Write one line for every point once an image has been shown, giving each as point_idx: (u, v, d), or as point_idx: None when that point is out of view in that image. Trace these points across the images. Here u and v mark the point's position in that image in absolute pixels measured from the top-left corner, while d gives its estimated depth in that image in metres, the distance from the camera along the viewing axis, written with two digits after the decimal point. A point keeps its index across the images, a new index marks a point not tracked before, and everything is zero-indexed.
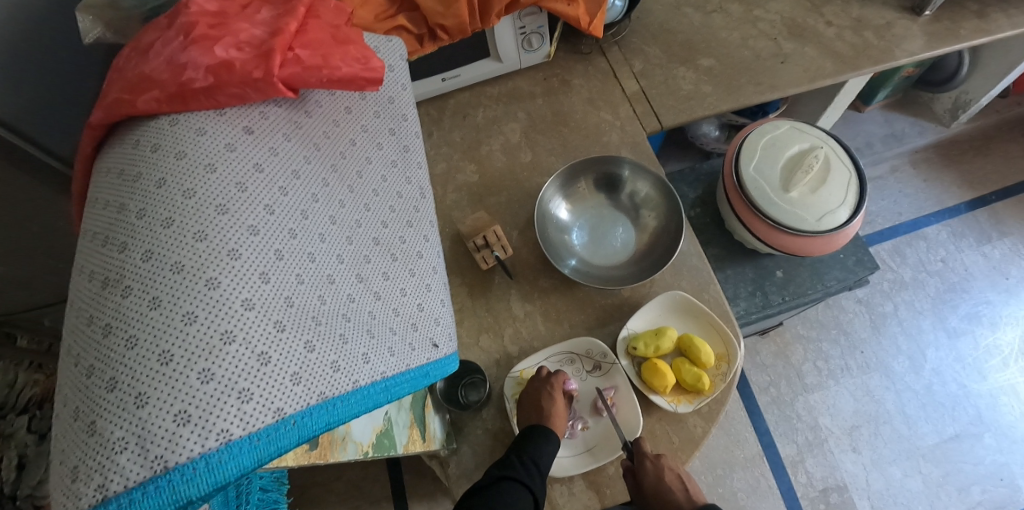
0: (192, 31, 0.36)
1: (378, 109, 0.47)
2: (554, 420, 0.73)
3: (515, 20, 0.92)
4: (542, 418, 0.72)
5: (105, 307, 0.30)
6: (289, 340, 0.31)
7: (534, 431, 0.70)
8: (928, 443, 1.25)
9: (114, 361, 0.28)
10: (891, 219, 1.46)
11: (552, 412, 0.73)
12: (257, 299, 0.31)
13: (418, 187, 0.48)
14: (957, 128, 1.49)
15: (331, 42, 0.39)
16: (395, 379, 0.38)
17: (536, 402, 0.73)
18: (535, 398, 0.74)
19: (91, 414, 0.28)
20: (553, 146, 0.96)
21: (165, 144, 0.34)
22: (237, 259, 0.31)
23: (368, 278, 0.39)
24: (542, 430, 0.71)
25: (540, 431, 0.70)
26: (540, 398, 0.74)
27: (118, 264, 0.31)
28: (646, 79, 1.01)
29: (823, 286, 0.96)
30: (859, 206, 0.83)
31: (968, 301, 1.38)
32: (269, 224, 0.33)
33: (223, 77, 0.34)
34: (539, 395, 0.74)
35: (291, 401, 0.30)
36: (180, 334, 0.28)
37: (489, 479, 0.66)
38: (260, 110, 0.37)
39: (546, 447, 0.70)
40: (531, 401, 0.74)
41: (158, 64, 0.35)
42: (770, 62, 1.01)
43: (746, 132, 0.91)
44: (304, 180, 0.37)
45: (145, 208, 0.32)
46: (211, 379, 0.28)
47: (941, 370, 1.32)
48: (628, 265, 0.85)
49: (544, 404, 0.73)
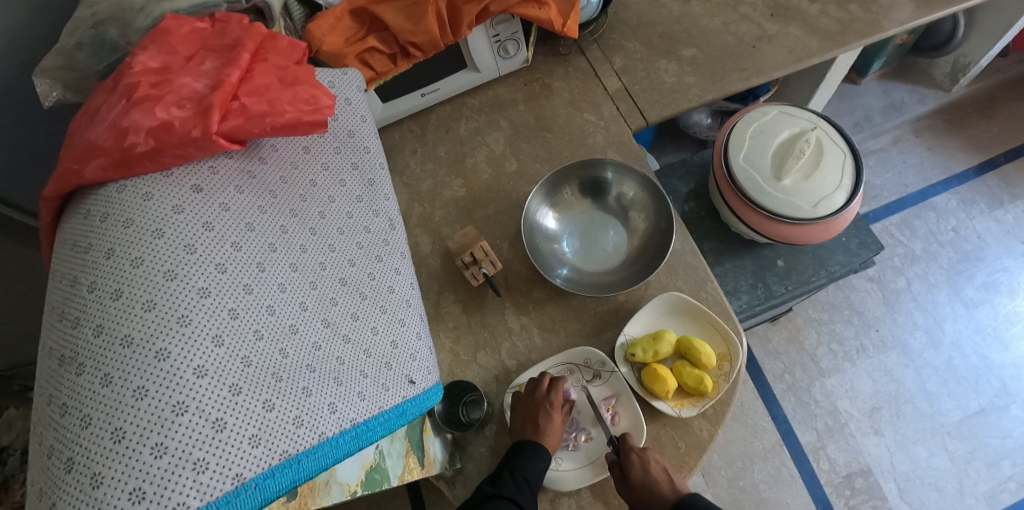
0: (134, 92, 0.36)
1: (338, 145, 0.47)
2: (548, 437, 0.70)
3: (488, 29, 0.91)
4: (534, 435, 0.70)
5: (61, 386, 0.30)
6: (246, 402, 0.31)
7: (523, 447, 0.69)
8: (953, 419, 1.22)
9: (70, 442, 0.28)
10: (896, 191, 1.42)
11: (546, 429, 0.71)
12: (210, 365, 0.30)
13: (387, 219, 0.48)
14: (958, 92, 1.44)
15: (279, 85, 0.38)
16: (366, 423, 0.37)
17: (530, 417, 0.72)
18: (530, 413, 0.72)
19: (52, 498, 0.28)
20: (538, 152, 0.95)
21: (113, 212, 0.34)
22: (187, 325, 0.30)
23: (335, 322, 0.39)
24: (534, 446, 0.69)
25: (531, 449, 0.69)
26: (534, 413, 0.72)
27: (72, 341, 0.31)
28: (628, 76, 0.99)
29: (827, 272, 0.93)
30: (856, 188, 0.81)
31: (983, 270, 1.33)
32: (222, 284, 0.33)
33: (164, 138, 0.33)
34: (534, 410, 0.72)
35: (251, 464, 0.30)
36: (131, 410, 0.28)
37: (480, 497, 0.66)
38: (208, 165, 0.37)
39: (537, 463, 0.68)
40: (526, 415, 0.72)
41: (103, 130, 0.34)
42: (753, 46, 0.98)
43: (733, 121, 0.88)
44: (259, 231, 0.37)
45: (95, 281, 0.32)
46: (164, 453, 0.27)
47: (960, 343, 1.28)
48: (621, 269, 0.83)
49: (539, 420, 0.71)
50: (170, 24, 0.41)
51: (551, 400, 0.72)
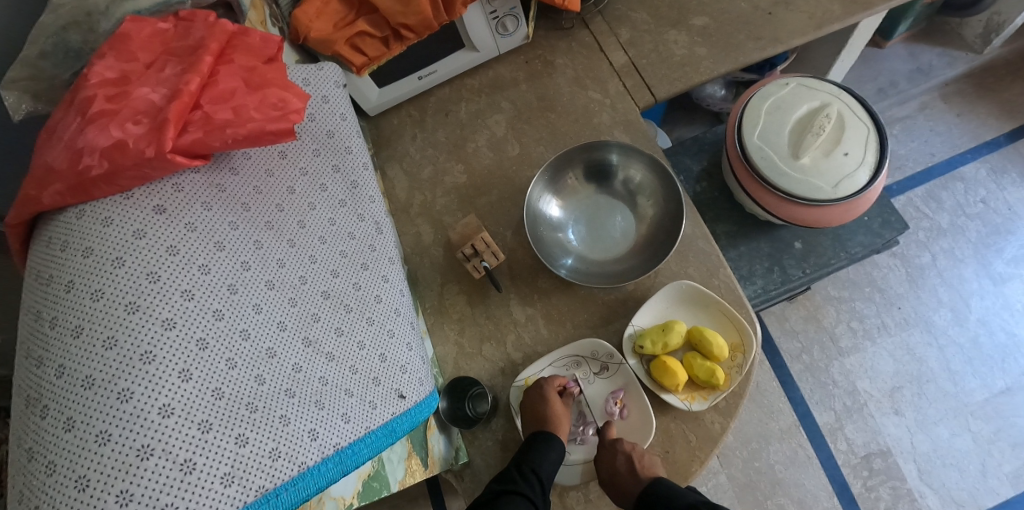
0: (89, 108, 0.33)
1: (317, 147, 0.44)
2: (561, 426, 0.70)
3: (485, 4, 0.86)
4: (545, 424, 0.69)
5: (27, 429, 0.28)
6: (218, 439, 0.29)
7: (535, 438, 0.68)
8: (977, 399, 1.18)
9: (35, 490, 0.27)
10: (923, 161, 1.35)
11: (553, 418, 0.70)
12: (177, 403, 0.28)
13: (372, 223, 0.45)
14: (991, 53, 1.35)
15: (245, 90, 0.36)
16: (352, 447, 0.35)
17: (532, 408, 0.71)
18: (534, 405, 0.71)
19: None
20: (541, 134, 0.91)
21: (73, 240, 0.32)
22: (151, 361, 0.29)
23: (317, 340, 0.37)
24: (545, 437, 0.68)
25: (543, 439, 0.68)
26: (536, 403, 0.71)
27: (36, 381, 0.29)
28: (634, 49, 0.94)
29: (847, 254, 0.89)
30: (880, 165, 0.76)
31: (1014, 243, 1.27)
32: (189, 312, 0.31)
33: (117, 160, 0.31)
34: (535, 400, 0.71)
35: (225, 505, 0.28)
36: (94, 457, 0.26)
37: (491, 494, 0.65)
38: (173, 181, 0.34)
39: (551, 452, 0.67)
40: (528, 407, 0.71)
41: (59, 151, 0.32)
42: (770, 13, 0.92)
43: (747, 97, 0.83)
44: (231, 250, 0.35)
45: (56, 315, 0.30)
46: (129, 501, 0.26)
47: (987, 320, 1.23)
48: (629, 257, 0.80)
49: (542, 409, 0.70)
50: (129, 27, 0.38)
51: (550, 388, 0.71)
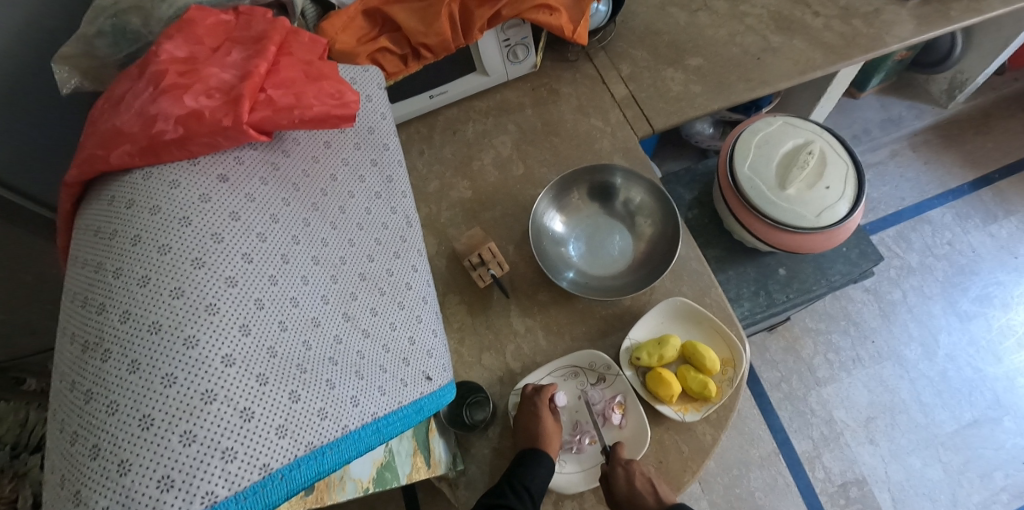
0: (161, 80, 0.36)
1: (358, 141, 0.48)
2: (548, 441, 0.72)
3: (499, 33, 0.92)
4: (535, 441, 0.71)
5: (85, 372, 0.30)
6: (272, 392, 0.32)
7: (525, 455, 0.70)
8: (947, 431, 1.23)
9: (96, 427, 0.29)
10: (893, 204, 1.44)
11: (542, 433, 0.71)
12: (237, 354, 0.31)
13: (404, 216, 0.49)
14: (954, 109, 1.47)
15: (304, 79, 0.39)
16: (387, 418, 0.37)
17: (523, 422, 0.73)
18: (525, 420, 0.73)
19: (76, 484, 0.28)
20: (545, 156, 0.95)
21: (140, 199, 0.35)
22: (215, 314, 0.31)
23: (355, 316, 0.39)
24: (534, 453, 0.70)
25: (531, 455, 0.70)
26: (528, 420, 0.72)
27: (97, 326, 0.31)
28: (634, 83, 1.00)
29: (828, 281, 0.94)
30: (858, 199, 0.82)
31: (978, 283, 1.35)
32: (248, 274, 0.34)
33: (193, 127, 0.34)
34: (528, 416, 0.73)
35: (278, 455, 0.31)
36: (159, 397, 0.29)
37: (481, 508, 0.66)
38: (234, 156, 0.38)
39: (540, 470, 0.69)
40: (522, 421, 0.73)
41: (129, 117, 0.35)
42: (759, 58, 1.00)
43: (739, 130, 0.89)
44: (283, 224, 0.38)
45: (122, 267, 0.32)
46: (193, 441, 0.28)
47: (954, 355, 1.30)
48: (627, 273, 0.84)
49: (532, 426, 0.72)
50: (195, 15, 0.42)
51: (541, 402, 0.73)
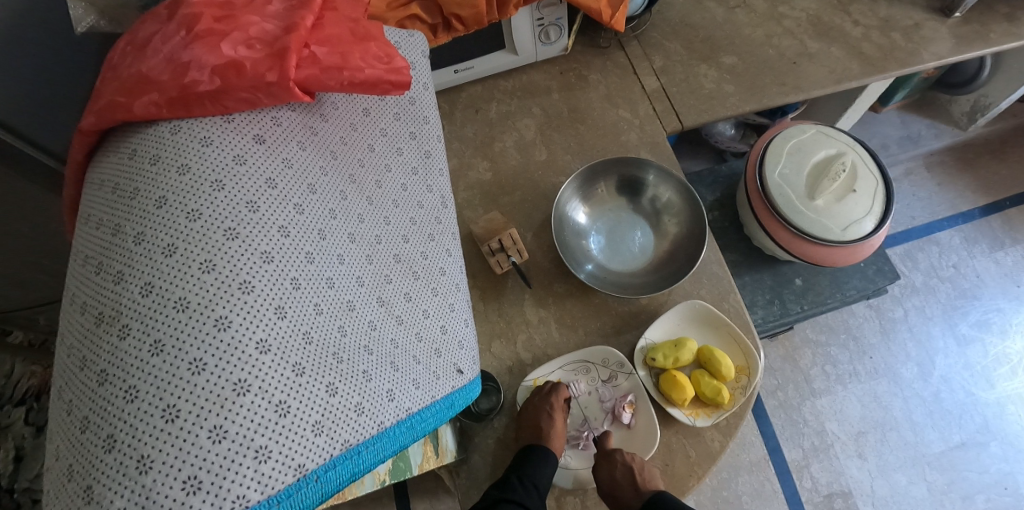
0: (195, 24, 0.33)
1: (398, 111, 0.45)
2: (554, 441, 0.71)
3: (533, 11, 0.88)
4: (541, 439, 0.70)
5: (99, 349, 0.27)
6: (309, 384, 0.29)
7: (530, 451, 0.69)
8: (934, 451, 1.25)
9: (112, 415, 0.26)
10: (902, 222, 1.44)
11: (550, 433, 0.71)
12: (272, 340, 0.28)
13: (439, 196, 0.46)
14: (973, 132, 1.46)
15: (351, 39, 0.36)
16: (420, 414, 0.35)
17: (533, 418, 0.71)
18: (535, 417, 0.71)
19: (87, 477, 0.25)
20: (569, 144, 0.92)
21: (166, 156, 0.31)
22: (250, 293, 0.28)
23: (389, 301, 0.37)
24: (541, 451, 0.69)
25: (538, 453, 0.69)
26: (536, 418, 0.71)
27: (113, 298, 0.28)
28: (666, 76, 0.97)
29: (842, 296, 0.93)
30: (885, 216, 0.80)
31: (978, 308, 1.36)
32: (285, 249, 0.31)
33: (231, 80, 0.31)
34: (539, 412, 0.71)
35: (313, 454, 0.28)
36: (186, 386, 0.26)
37: (489, 501, 0.66)
38: (272, 116, 0.35)
39: (546, 468, 0.69)
40: (528, 419, 0.71)
41: (158, 63, 0.32)
42: (795, 62, 0.97)
43: (771, 135, 0.87)
44: (321, 196, 0.35)
45: (143, 232, 0.29)
46: (223, 439, 0.26)
47: (949, 377, 1.31)
48: (646, 272, 0.82)
49: (542, 425, 0.70)
50: None
51: (555, 400, 0.72)
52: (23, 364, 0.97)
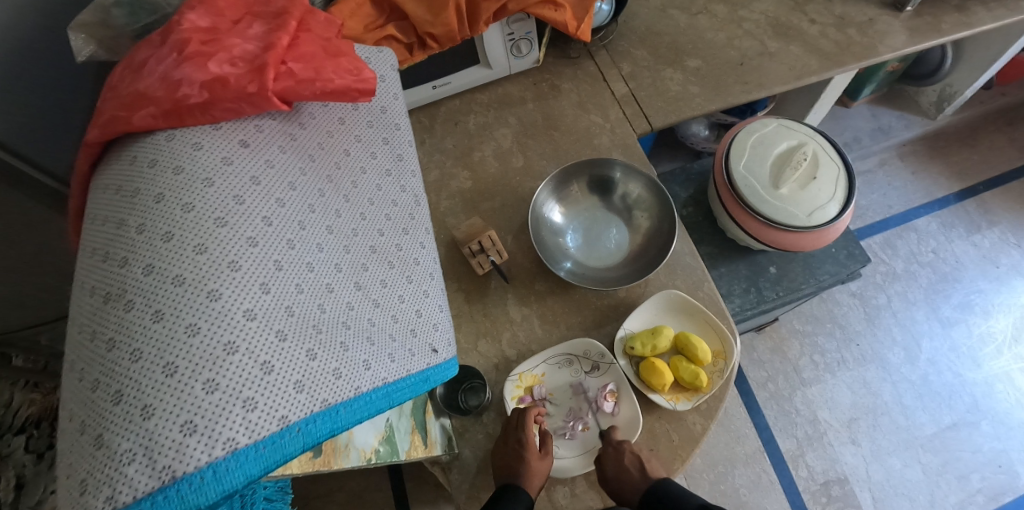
0: (184, 47, 0.37)
1: (371, 119, 0.49)
2: (532, 479, 0.68)
3: (503, 27, 0.93)
4: (515, 479, 0.68)
5: (107, 322, 0.30)
6: (292, 348, 0.32)
7: (502, 493, 0.67)
8: (927, 433, 1.26)
9: (119, 374, 0.29)
10: (881, 212, 1.48)
11: (526, 473, 0.68)
12: (258, 310, 0.32)
13: (413, 195, 0.50)
14: (942, 121, 1.51)
15: (323, 55, 0.40)
16: (396, 384, 0.38)
17: (507, 460, 0.69)
18: (507, 457, 0.69)
19: (98, 427, 0.28)
20: (545, 150, 0.96)
21: (162, 158, 0.35)
22: (237, 270, 0.32)
23: (366, 286, 0.40)
24: (515, 490, 0.67)
25: (511, 493, 0.66)
26: (511, 460, 0.69)
27: (119, 279, 0.31)
28: (634, 82, 1.02)
29: (817, 280, 0.97)
30: (848, 200, 0.84)
31: (960, 291, 1.39)
32: (268, 235, 0.34)
33: (218, 92, 0.35)
34: (513, 453, 0.70)
35: (296, 408, 0.31)
36: (184, 346, 0.29)
37: None
38: (254, 124, 0.39)
39: (514, 505, 0.66)
40: (502, 462, 0.70)
41: (153, 81, 0.36)
42: (756, 62, 1.02)
43: (735, 131, 0.91)
44: (300, 192, 0.39)
45: (144, 222, 0.33)
46: (216, 390, 0.29)
47: (936, 360, 1.33)
48: (623, 266, 0.86)
49: (515, 465, 0.68)
50: None
51: (527, 436, 0.71)
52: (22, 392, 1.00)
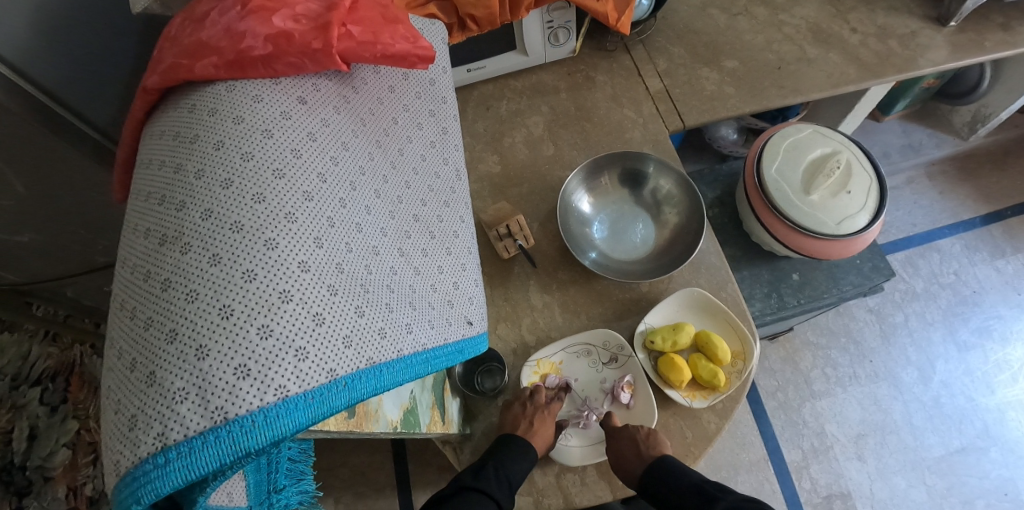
0: (248, 1, 0.37)
1: (419, 90, 0.49)
2: (539, 439, 0.70)
3: (543, 14, 0.92)
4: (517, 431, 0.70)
5: (161, 263, 0.30)
6: (341, 304, 0.32)
7: (510, 441, 0.68)
8: (934, 455, 1.25)
9: (174, 314, 0.29)
10: (904, 229, 1.46)
11: (536, 431, 0.70)
12: (312, 262, 0.32)
13: (454, 169, 0.50)
14: (975, 142, 1.49)
15: (381, 21, 0.40)
16: (434, 352, 0.39)
17: (517, 415, 0.72)
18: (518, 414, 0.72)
19: (149, 365, 0.28)
20: (576, 140, 0.96)
21: (222, 108, 0.35)
22: (294, 222, 0.32)
23: (408, 253, 0.41)
24: (523, 444, 0.68)
25: (519, 444, 0.68)
26: (519, 414, 0.72)
27: (176, 222, 0.31)
28: (669, 79, 1.01)
29: (839, 291, 0.96)
30: (879, 211, 0.83)
31: (979, 315, 1.38)
32: (322, 192, 0.35)
33: (282, 46, 0.35)
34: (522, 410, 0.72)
35: (344, 363, 0.31)
36: (240, 291, 0.29)
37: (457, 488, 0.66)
38: (312, 82, 0.39)
39: (521, 460, 0.67)
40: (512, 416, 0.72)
41: (216, 32, 0.36)
42: (794, 66, 1.01)
43: (769, 134, 0.90)
44: (352, 153, 0.39)
45: (203, 168, 0.33)
46: (270, 336, 0.29)
47: (949, 382, 1.32)
48: (648, 260, 0.85)
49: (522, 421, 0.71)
50: None
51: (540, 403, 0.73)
52: (40, 346, 1.07)
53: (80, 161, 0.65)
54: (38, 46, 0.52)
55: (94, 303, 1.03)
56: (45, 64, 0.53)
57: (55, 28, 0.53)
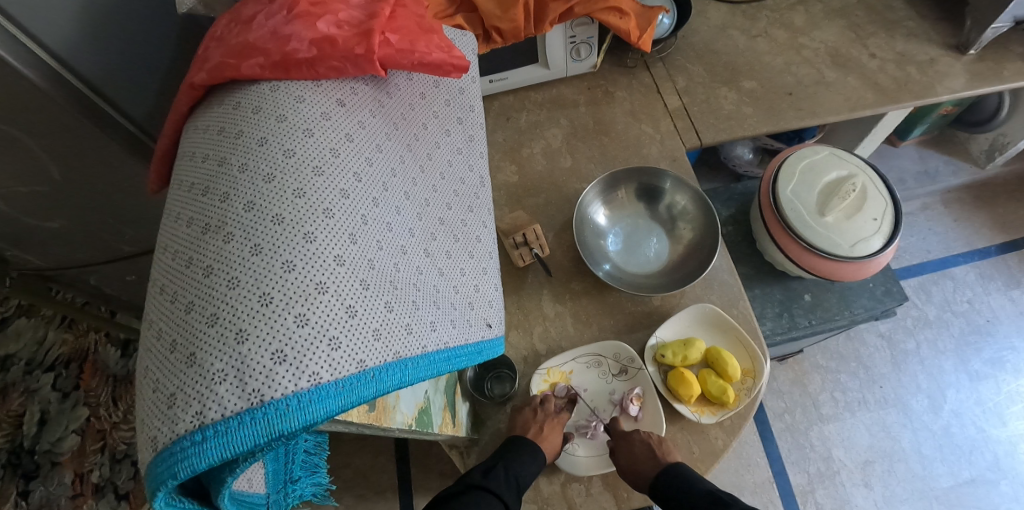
0: (294, 6, 0.39)
1: (449, 98, 0.51)
2: (547, 444, 0.71)
3: (566, 29, 0.94)
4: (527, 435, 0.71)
5: (204, 251, 0.32)
6: (372, 298, 0.34)
7: (520, 445, 0.69)
8: (943, 485, 1.24)
9: (215, 299, 0.30)
10: (917, 255, 1.46)
11: (545, 436, 0.71)
12: (347, 256, 0.33)
13: (478, 176, 0.51)
14: (991, 171, 1.49)
15: (418, 30, 0.42)
16: (454, 351, 0.40)
17: (527, 421, 0.73)
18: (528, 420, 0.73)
19: (189, 347, 0.29)
20: (593, 153, 0.98)
21: (266, 106, 0.37)
22: (331, 217, 0.33)
23: (433, 254, 0.42)
24: (533, 449, 0.69)
25: (530, 450, 0.69)
26: (529, 422, 0.73)
27: (219, 212, 0.33)
28: (687, 97, 1.03)
29: (851, 313, 0.96)
30: (893, 235, 0.83)
31: (992, 345, 1.36)
32: (357, 190, 0.36)
33: (326, 50, 0.37)
34: (532, 417, 0.73)
35: (373, 355, 0.32)
36: (279, 280, 0.30)
37: (462, 486, 0.66)
38: (350, 86, 0.41)
39: (530, 464, 0.68)
40: (521, 422, 0.73)
41: (264, 34, 0.38)
42: (812, 89, 1.02)
43: (785, 155, 0.91)
44: (385, 155, 0.40)
45: (247, 163, 0.34)
46: (306, 324, 0.30)
47: (960, 412, 1.30)
48: (661, 275, 0.86)
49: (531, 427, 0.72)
50: None
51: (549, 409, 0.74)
52: (56, 332, 1.09)
53: (115, 154, 0.67)
54: (85, 42, 0.54)
55: (112, 292, 1.05)
56: (91, 59, 0.55)
57: (102, 26, 0.56)
